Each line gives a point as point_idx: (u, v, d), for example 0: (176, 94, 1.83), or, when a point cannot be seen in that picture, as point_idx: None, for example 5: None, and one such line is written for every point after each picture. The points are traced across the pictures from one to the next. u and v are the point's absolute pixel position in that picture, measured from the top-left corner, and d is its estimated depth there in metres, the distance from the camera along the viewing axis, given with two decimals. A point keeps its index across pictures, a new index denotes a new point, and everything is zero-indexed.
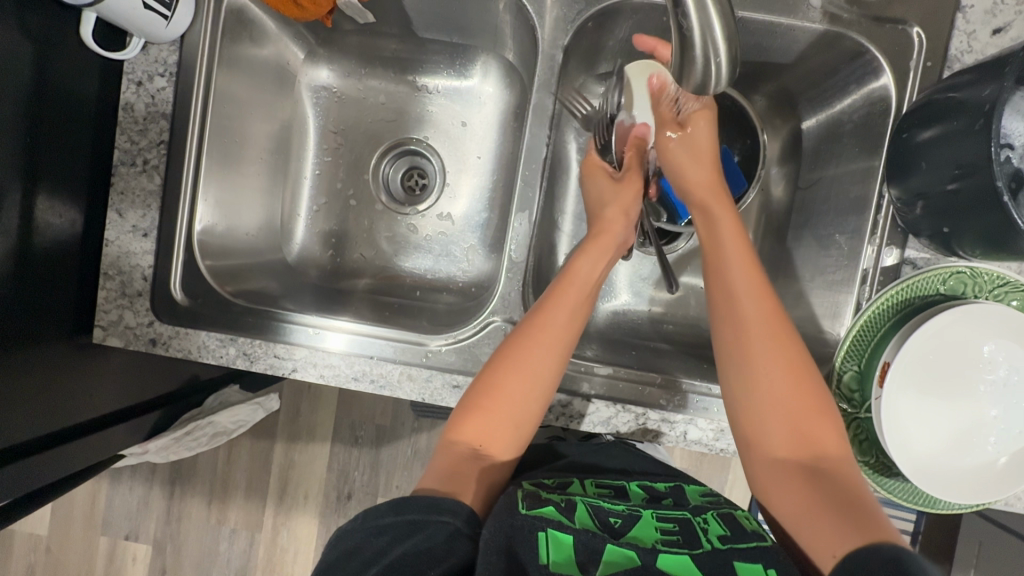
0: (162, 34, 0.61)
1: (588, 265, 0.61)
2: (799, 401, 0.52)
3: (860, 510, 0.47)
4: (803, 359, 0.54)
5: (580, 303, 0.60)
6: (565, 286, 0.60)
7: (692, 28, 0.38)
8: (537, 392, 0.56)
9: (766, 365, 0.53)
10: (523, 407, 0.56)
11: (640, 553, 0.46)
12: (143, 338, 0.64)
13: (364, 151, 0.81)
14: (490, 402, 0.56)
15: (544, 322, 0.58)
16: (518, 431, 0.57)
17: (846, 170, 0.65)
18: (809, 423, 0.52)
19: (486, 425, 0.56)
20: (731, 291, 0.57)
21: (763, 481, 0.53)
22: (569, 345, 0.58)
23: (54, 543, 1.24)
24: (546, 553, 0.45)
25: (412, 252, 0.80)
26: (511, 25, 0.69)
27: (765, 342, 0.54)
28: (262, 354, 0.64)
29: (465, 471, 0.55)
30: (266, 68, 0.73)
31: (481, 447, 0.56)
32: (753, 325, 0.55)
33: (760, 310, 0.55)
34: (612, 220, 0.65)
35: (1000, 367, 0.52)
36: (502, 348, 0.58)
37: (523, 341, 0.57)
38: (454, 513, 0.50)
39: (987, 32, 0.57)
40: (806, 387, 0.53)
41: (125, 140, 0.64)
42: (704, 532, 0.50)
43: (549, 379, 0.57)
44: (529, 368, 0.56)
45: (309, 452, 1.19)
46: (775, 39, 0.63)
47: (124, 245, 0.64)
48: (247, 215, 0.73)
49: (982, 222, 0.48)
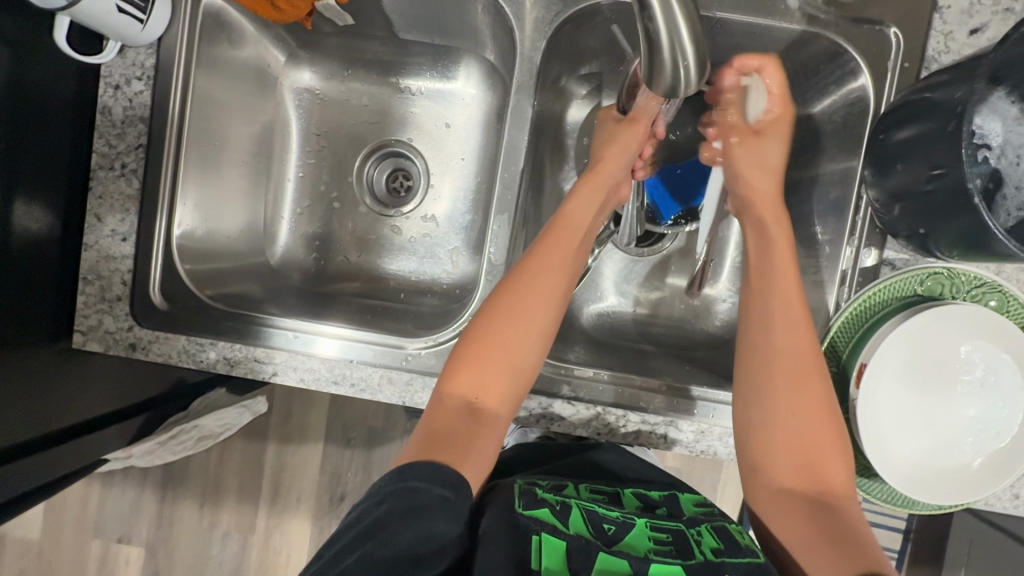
0: (139, 37, 0.60)
1: (578, 209, 0.64)
2: (818, 437, 0.53)
3: (862, 548, 0.47)
4: (829, 400, 0.54)
5: (572, 246, 0.62)
6: (557, 229, 0.62)
7: (658, 31, 0.38)
8: (531, 340, 0.58)
9: (793, 403, 0.53)
10: (518, 354, 0.57)
11: (632, 563, 0.47)
12: (122, 343, 0.64)
13: (348, 153, 0.81)
14: (485, 350, 0.57)
15: (534, 268, 0.60)
16: (515, 382, 0.57)
17: (828, 171, 0.64)
18: (824, 462, 0.52)
19: (482, 375, 0.57)
20: (767, 320, 0.57)
21: (765, 507, 0.53)
22: (560, 294, 0.61)
23: (46, 547, 1.24)
24: (539, 559, 0.45)
25: (397, 254, 0.80)
26: (491, 26, 0.69)
27: (791, 378, 0.54)
28: (242, 358, 0.64)
29: (461, 426, 0.55)
30: (246, 69, 0.73)
31: (477, 397, 0.57)
32: (783, 359, 0.54)
33: (798, 347, 0.55)
34: (608, 162, 0.66)
35: (977, 368, 0.53)
36: (493, 295, 0.59)
37: (513, 285, 0.59)
38: (456, 490, 0.49)
39: (964, 32, 0.57)
40: (827, 428, 0.53)
41: (103, 144, 0.64)
42: (697, 544, 0.50)
43: (544, 324, 0.59)
44: (523, 315, 0.58)
45: (301, 454, 1.19)
46: (755, 40, 0.63)
47: (103, 249, 0.64)
48: (229, 218, 0.73)
49: (956, 223, 0.48)
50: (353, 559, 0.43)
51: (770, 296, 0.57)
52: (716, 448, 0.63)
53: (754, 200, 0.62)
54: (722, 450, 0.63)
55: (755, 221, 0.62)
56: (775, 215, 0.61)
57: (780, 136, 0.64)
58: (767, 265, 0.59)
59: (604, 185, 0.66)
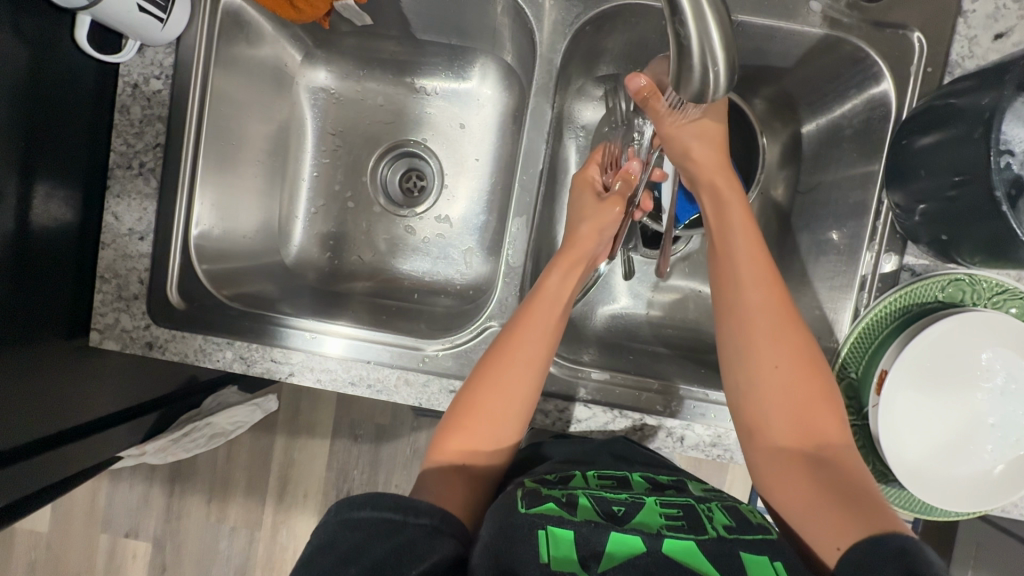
0: (159, 36, 0.60)
1: (557, 281, 0.61)
2: (803, 390, 0.52)
3: (867, 501, 0.46)
4: (811, 351, 0.53)
5: (552, 317, 0.59)
6: (537, 301, 0.59)
7: (689, 36, 0.37)
8: (517, 398, 0.57)
9: (774, 356, 0.53)
10: (506, 413, 0.56)
11: (645, 540, 0.46)
12: (139, 342, 0.64)
13: (363, 152, 0.81)
14: (471, 414, 0.56)
15: (516, 333, 0.58)
16: (506, 425, 0.57)
17: (846, 175, 0.64)
18: (816, 417, 0.52)
19: (470, 435, 0.56)
20: (737, 281, 0.56)
21: (764, 471, 0.52)
22: (544, 353, 0.58)
23: (55, 540, 1.25)
24: (547, 550, 0.45)
25: (410, 254, 0.80)
26: (509, 27, 0.69)
27: (771, 332, 0.54)
28: (259, 357, 0.64)
29: (453, 483, 0.54)
30: (263, 68, 0.73)
31: (464, 457, 0.56)
32: (764, 314, 0.54)
33: (772, 304, 0.55)
34: (587, 236, 0.64)
35: (999, 375, 0.52)
36: (482, 362, 0.59)
37: (499, 352, 0.57)
38: (433, 516, 0.49)
39: (988, 37, 0.57)
40: (811, 378, 0.52)
41: (121, 142, 0.64)
42: (709, 520, 0.50)
43: (526, 385, 0.57)
44: (507, 378, 0.57)
45: (309, 451, 1.20)
46: (776, 43, 0.62)
47: (121, 248, 0.64)
48: (245, 218, 0.73)
49: (981, 230, 0.48)
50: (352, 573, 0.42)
51: (734, 264, 0.57)
52: (732, 452, 0.63)
53: (702, 175, 0.61)
54: (739, 455, 0.63)
55: (709, 186, 0.61)
56: (727, 177, 0.60)
57: (716, 120, 0.61)
58: (726, 226, 0.59)
59: (585, 261, 0.64)
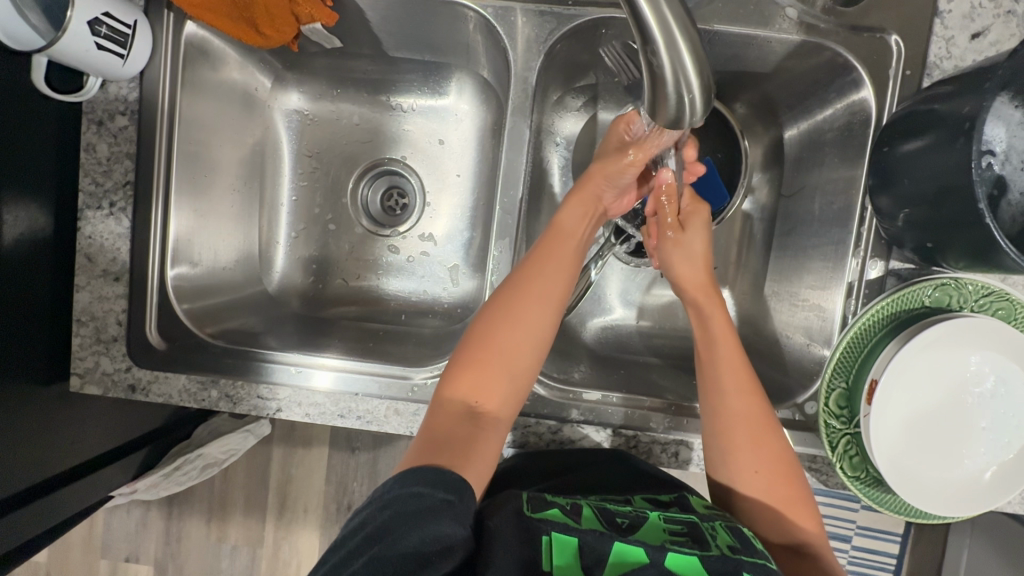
0: (120, 73, 0.59)
1: (574, 218, 0.62)
2: (783, 491, 0.53)
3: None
4: (786, 455, 0.54)
5: (572, 257, 0.61)
6: (556, 237, 0.62)
7: (662, 65, 0.36)
8: (531, 342, 0.57)
9: (756, 463, 0.53)
10: (518, 358, 0.57)
11: (648, 551, 0.46)
12: (122, 385, 0.63)
13: (341, 173, 0.79)
14: (485, 356, 0.56)
15: (535, 275, 0.59)
16: (514, 386, 0.56)
17: (829, 178, 0.63)
18: (798, 515, 0.52)
19: (479, 380, 0.56)
20: (721, 387, 0.56)
21: None
22: (557, 298, 0.59)
23: (54, 569, 1.23)
24: (549, 557, 0.45)
25: (395, 274, 0.79)
26: (483, 43, 0.67)
27: (750, 440, 0.54)
28: (245, 395, 0.63)
29: (461, 432, 0.53)
30: (232, 93, 0.71)
31: (476, 401, 0.55)
32: (741, 424, 0.54)
33: (751, 410, 0.55)
34: (595, 180, 0.63)
35: (988, 379, 0.52)
36: (495, 298, 0.58)
37: (513, 292, 0.58)
38: (460, 494, 0.47)
39: (965, 37, 0.56)
40: (791, 485, 0.53)
41: (89, 182, 0.62)
42: (712, 538, 0.49)
43: (541, 330, 0.58)
44: (523, 317, 0.57)
45: (306, 466, 1.19)
46: (752, 50, 0.61)
47: (95, 291, 0.62)
48: (224, 249, 0.71)
49: (963, 239, 0.48)
50: (361, 563, 0.42)
51: (719, 368, 0.57)
52: None
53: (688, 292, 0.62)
54: None
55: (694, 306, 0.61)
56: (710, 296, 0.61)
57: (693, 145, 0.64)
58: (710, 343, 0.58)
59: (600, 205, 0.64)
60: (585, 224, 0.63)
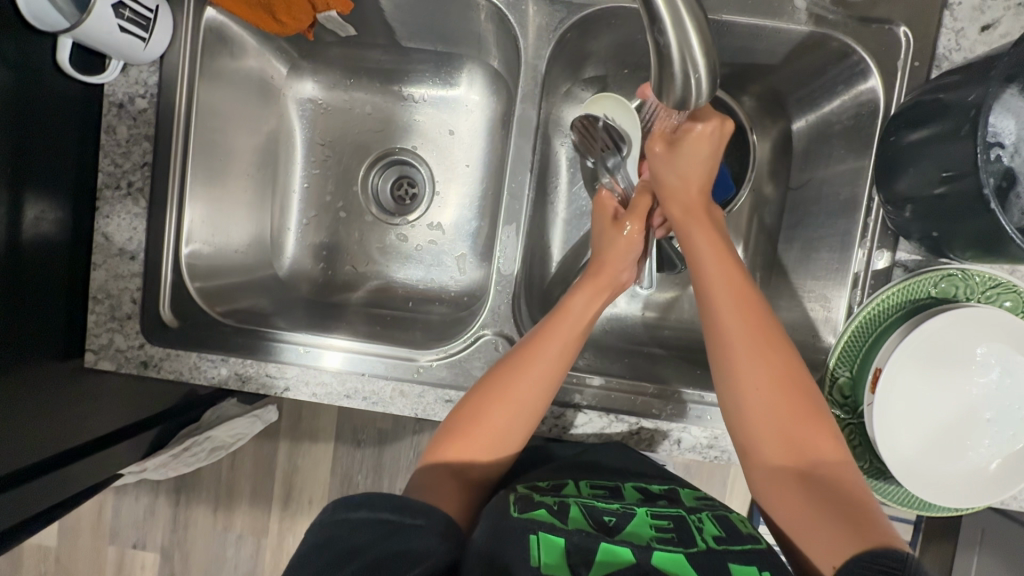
0: (141, 55, 0.60)
1: (581, 303, 0.60)
2: (787, 410, 0.51)
3: (860, 519, 0.46)
4: (791, 369, 0.52)
5: (574, 337, 0.59)
6: (558, 321, 0.59)
7: (670, 45, 0.37)
8: (522, 417, 0.56)
9: (755, 376, 0.52)
10: (507, 433, 0.56)
11: (634, 551, 0.46)
12: (135, 361, 0.64)
13: (352, 162, 0.81)
14: (473, 424, 0.56)
15: (534, 353, 0.57)
16: (502, 452, 0.57)
17: (837, 171, 0.64)
18: (808, 431, 0.50)
19: (466, 446, 0.56)
20: (715, 301, 0.55)
21: (764, 494, 0.51)
22: (556, 379, 0.57)
23: (63, 554, 1.25)
24: (537, 555, 0.44)
25: (403, 262, 0.80)
26: (494, 33, 0.68)
27: (749, 352, 0.52)
28: (254, 373, 0.64)
29: (445, 488, 0.55)
30: (249, 81, 0.73)
31: (462, 468, 0.56)
32: (739, 332, 0.53)
33: (748, 320, 0.54)
34: (611, 260, 0.63)
35: (994, 370, 0.52)
36: (490, 376, 0.58)
37: (505, 372, 0.57)
38: (430, 516, 0.49)
39: (975, 29, 0.56)
40: (796, 399, 0.51)
41: (109, 163, 0.64)
42: (699, 532, 0.49)
43: (532, 409, 0.56)
44: (516, 393, 0.56)
45: (312, 457, 1.20)
46: (761, 41, 0.62)
47: (112, 268, 0.64)
48: (237, 232, 0.73)
49: (970, 227, 0.48)
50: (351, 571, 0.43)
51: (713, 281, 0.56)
52: (730, 453, 0.62)
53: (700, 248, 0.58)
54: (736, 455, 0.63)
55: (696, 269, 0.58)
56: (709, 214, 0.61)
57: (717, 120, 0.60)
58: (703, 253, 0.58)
59: (613, 285, 0.63)
60: (590, 306, 0.61)
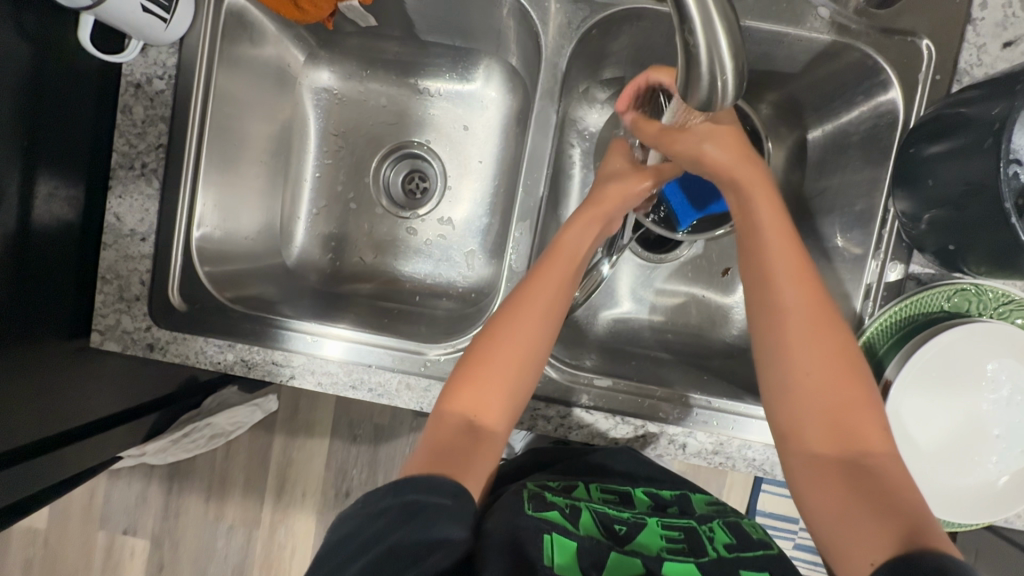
0: (162, 37, 0.60)
1: (578, 235, 0.59)
2: (841, 399, 0.50)
3: (900, 516, 0.45)
4: (848, 357, 0.51)
5: (571, 271, 0.58)
6: (555, 258, 0.58)
7: (697, 44, 0.37)
8: (527, 361, 0.56)
9: (809, 362, 0.51)
10: (510, 379, 0.55)
11: (645, 563, 0.47)
12: (140, 343, 0.64)
13: (365, 153, 0.80)
14: (479, 370, 0.55)
15: (530, 289, 0.57)
16: (512, 398, 0.55)
17: (852, 181, 0.64)
18: (855, 424, 0.50)
19: (477, 393, 0.54)
20: (773, 279, 0.53)
21: (801, 481, 0.51)
22: (555, 313, 0.57)
23: (52, 538, 1.25)
24: (551, 554, 0.45)
25: (412, 256, 0.80)
26: (515, 29, 0.68)
27: (804, 336, 0.52)
28: (260, 360, 0.63)
29: (460, 444, 0.52)
30: (266, 68, 0.73)
31: (477, 419, 0.54)
32: (797, 319, 0.52)
33: (809, 307, 0.52)
34: (613, 196, 0.61)
35: (1004, 387, 0.52)
36: (490, 322, 0.57)
37: (508, 309, 0.57)
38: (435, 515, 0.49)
39: (998, 45, 0.56)
40: (854, 390, 0.50)
41: (123, 143, 0.63)
42: (710, 540, 0.50)
43: (534, 350, 0.56)
44: (517, 334, 0.56)
45: (307, 449, 1.19)
46: (782, 49, 0.62)
47: (122, 249, 0.64)
48: (247, 217, 0.72)
49: (987, 241, 0.48)
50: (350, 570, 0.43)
51: (771, 266, 0.54)
52: (734, 459, 0.62)
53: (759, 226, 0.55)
54: (740, 462, 0.62)
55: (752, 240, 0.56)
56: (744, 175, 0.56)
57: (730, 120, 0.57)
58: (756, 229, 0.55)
59: (607, 221, 0.61)
60: (589, 240, 0.60)
